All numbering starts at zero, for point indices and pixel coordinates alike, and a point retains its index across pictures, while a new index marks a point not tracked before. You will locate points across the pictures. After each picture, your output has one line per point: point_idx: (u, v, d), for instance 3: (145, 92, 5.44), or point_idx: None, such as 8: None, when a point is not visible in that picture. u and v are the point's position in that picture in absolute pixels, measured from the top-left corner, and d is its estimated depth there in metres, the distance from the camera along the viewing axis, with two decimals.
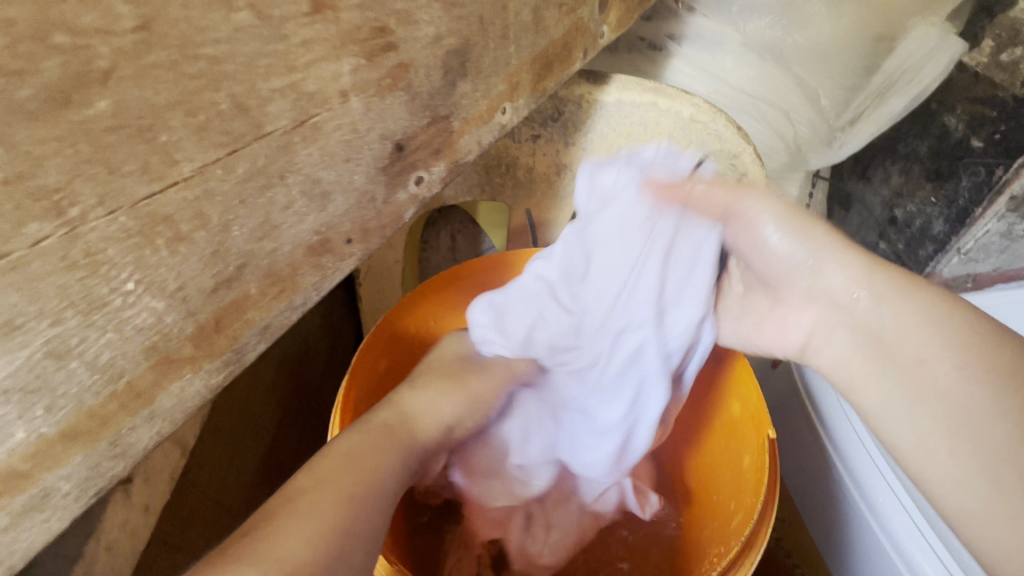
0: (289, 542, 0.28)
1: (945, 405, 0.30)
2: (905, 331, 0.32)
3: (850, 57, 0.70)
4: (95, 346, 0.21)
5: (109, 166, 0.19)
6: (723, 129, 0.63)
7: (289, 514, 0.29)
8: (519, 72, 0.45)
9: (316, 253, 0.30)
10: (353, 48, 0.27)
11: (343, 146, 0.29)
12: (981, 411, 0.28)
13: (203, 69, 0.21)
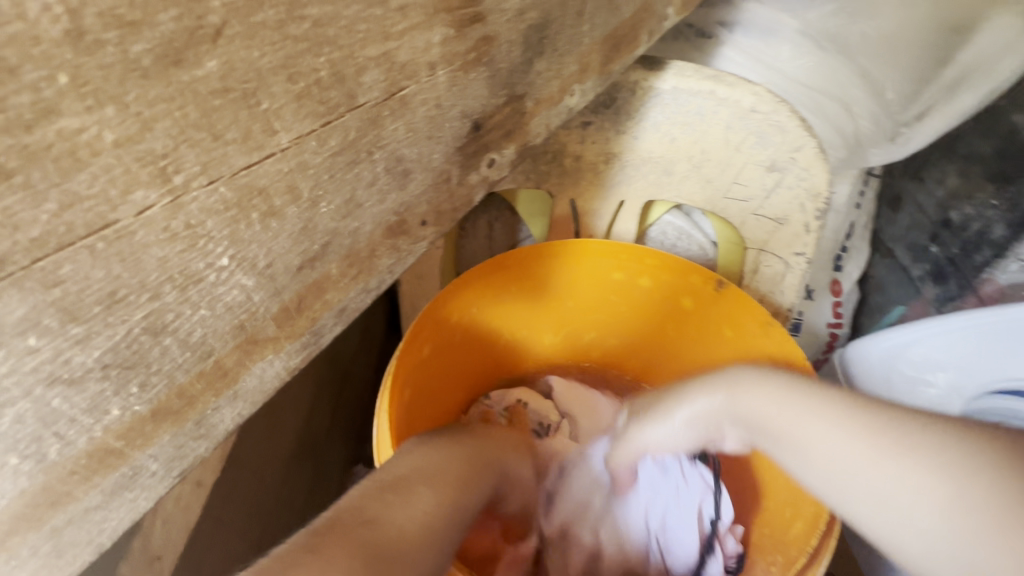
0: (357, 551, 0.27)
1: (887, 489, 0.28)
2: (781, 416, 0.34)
3: (917, 48, 0.74)
4: (189, 323, 0.20)
5: (213, 132, 0.18)
6: (787, 120, 0.61)
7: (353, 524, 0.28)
8: (590, 52, 0.43)
9: (393, 235, 0.29)
10: (444, 18, 0.26)
11: (426, 123, 0.28)
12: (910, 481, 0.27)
13: (307, 32, 0.19)
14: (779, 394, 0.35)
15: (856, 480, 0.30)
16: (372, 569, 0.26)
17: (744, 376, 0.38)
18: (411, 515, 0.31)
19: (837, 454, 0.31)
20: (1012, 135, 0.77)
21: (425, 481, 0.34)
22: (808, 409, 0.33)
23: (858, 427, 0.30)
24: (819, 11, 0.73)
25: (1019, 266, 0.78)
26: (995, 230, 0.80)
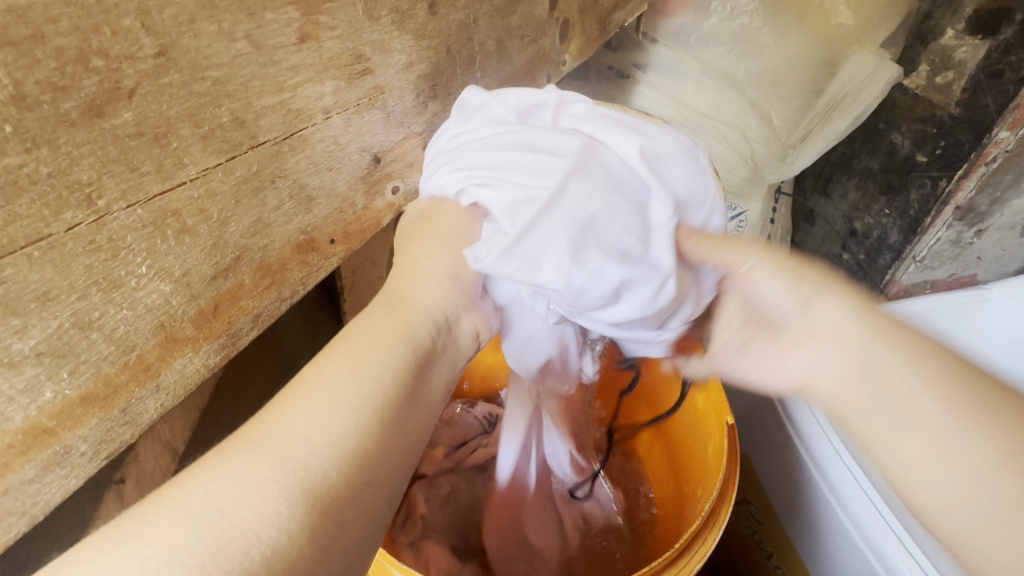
0: (228, 487, 0.20)
1: (863, 402, 0.26)
2: (903, 370, 0.25)
3: (797, 82, 0.85)
4: (112, 320, 0.24)
5: (131, 166, 0.23)
6: None
7: (246, 445, 0.21)
8: (486, 94, 0.50)
9: (303, 251, 0.34)
10: (334, 73, 0.32)
11: (325, 156, 0.33)
12: (932, 419, 0.24)
13: (208, 88, 0.25)
14: (923, 377, 0.25)
15: (916, 450, 0.24)
16: (290, 496, 0.20)
17: (812, 273, 0.29)
18: (322, 430, 0.23)
19: (819, 369, 0.28)
20: (893, 152, 0.91)
21: (341, 371, 0.25)
22: (923, 384, 0.25)
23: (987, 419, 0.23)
24: (713, 53, 0.86)
25: (916, 266, 0.92)
26: (892, 235, 0.93)
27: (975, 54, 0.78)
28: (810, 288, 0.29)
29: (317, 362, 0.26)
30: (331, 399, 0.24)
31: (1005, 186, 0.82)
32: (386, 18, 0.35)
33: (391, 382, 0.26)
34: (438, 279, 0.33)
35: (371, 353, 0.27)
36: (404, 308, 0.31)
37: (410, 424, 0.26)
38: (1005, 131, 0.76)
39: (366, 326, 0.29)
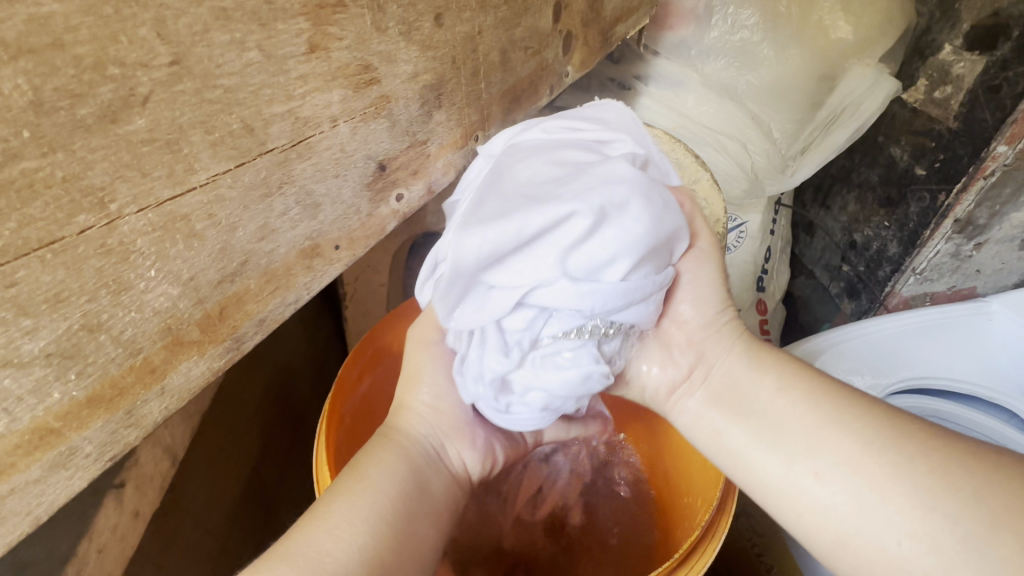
0: None
1: (802, 430, 0.33)
2: (789, 402, 0.35)
3: (799, 95, 0.87)
4: (120, 322, 0.25)
5: (143, 171, 0.23)
6: (682, 157, 0.70)
7: (281, 561, 0.30)
8: (490, 104, 0.51)
9: (308, 256, 0.34)
10: (341, 82, 0.33)
11: (332, 164, 0.34)
12: (852, 453, 0.31)
13: (220, 96, 0.26)
14: (807, 395, 0.34)
15: (800, 449, 0.32)
16: None
17: (774, 376, 0.36)
18: (339, 545, 0.32)
19: (788, 401, 0.35)
20: (892, 164, 0.93)
21: (351, 494, 0.34)
22: (803, 399, 0.34)
23: (852, 426, 0.32)
24: (713, 65, 0.86)
25: (915, 279, 0.92)
26: (890, 247, 0.94)
27: (972, 69, 0.79)
28: (757, 381, 0.37)
29: (343, 481, 0.36)
30: (349, 517, 0.33)
31: (1004, 200, 0.81)
32: (393, 30, 0.36)
33: (391, 498, 0.35)
34: (421, 404, 0.42)
35: (375, 475, 0.36)
36: (397, 434, 0.40)
37: (414, 537, 0.35)
38: (1002, 146, 0.75)
39: (372, 452, 0.38)
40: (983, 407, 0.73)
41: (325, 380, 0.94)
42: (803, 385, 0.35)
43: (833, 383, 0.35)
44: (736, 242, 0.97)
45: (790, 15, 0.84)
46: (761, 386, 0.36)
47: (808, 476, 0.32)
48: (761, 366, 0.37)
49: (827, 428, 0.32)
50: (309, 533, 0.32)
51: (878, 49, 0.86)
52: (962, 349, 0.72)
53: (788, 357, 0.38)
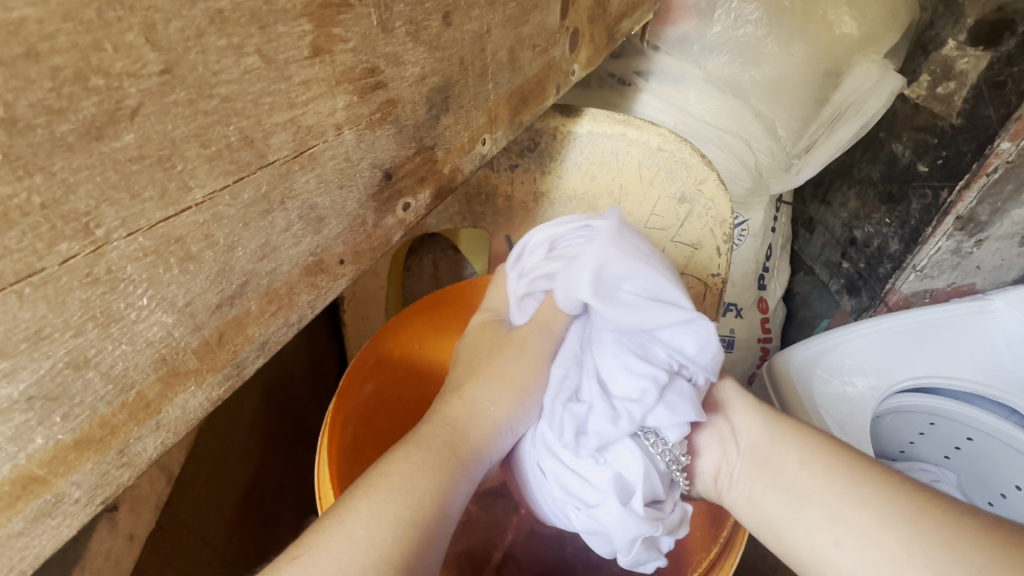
0: None
1: (825, 499, 0.35)
2: (812, 471, 0.37)
3: (803, 92, 0.85)
4: (110, 357, 0.22)
5: (132, 192, 0.21)
6: (689, 157, 0.68)
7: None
8: (497, 106, 0.49)
9: (311, 273, 0.32)
10: (346, 87, 0.30)
11: (337, 174, 0.32)
12: (871, 522, 0.33)
13: (216, 107, 0.23)
14: (829, 464, 0.37)
15: (823, 521, 0.34)
16: None
17: (796, 445, 0.39)
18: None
19: (812, 471, 0.37)
20: (894, 161, 0.91)
21: (377, 509, 0.33)
22: (823, 466, 0.37)
23: (869, 498, 0.34)
24: (716, 61, 0.84)
25: (916, 276, 0.91)
26: (891, 244, 0.93)
27: (976, 65, 0.78)
28: (778, 452, 0.39)
29: (377, 482, 0.34)
30: (372, 536, 0.31)
31: (1005, 197, 0.81)
32: (401, 30, 0.33)
33: (419, 520, 0.33)
34: (481, 413, 0.42)
35: (424, 456, 0.37)
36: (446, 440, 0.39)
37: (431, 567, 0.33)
38: (1006, 142, 0.74)
39: (413, 457, 0.37)
40: (981, 403, 0.72)
41: (325, 385, 0.92)
42: (823, 458, 0.37)
43: (847, 451, 0.38)
44: (739, 239, 0.96)
45: (795, 10, 0.82)
46: (782, 453, 0.39)
47: (831, 541, 0.34)
48: (785, 437, 0.40)
49: (847, 496, 0.34)
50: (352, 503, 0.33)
51: (884, 45, 0.84)
52: (963, 348, 0.71)
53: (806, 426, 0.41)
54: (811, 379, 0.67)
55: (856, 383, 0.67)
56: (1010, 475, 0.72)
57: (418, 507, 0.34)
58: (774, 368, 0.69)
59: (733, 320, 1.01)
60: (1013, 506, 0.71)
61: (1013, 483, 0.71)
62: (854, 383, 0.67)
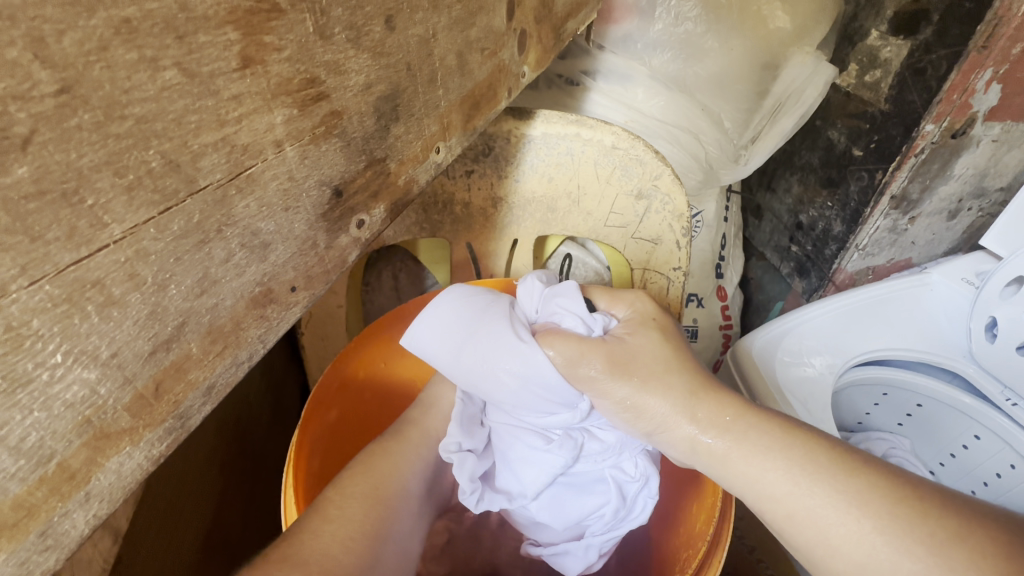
0: None
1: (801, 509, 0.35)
2: (776, 479, 0.36)
3: (744, 85, 0.88)
4: (19, 428, 0.19)
5: (29, 234, 0.18)
6: (643, 154, 0.67)
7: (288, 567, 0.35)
8: (449, 112, 0.47)
9: (259, 304, 0.30)
10: (284, 100, 0.28)
11: (280, 195, 0.29)
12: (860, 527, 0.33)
13: (130, 129, 0.20)
14: (788, 471, 0.36)
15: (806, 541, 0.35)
16: None
17: (751, 442, 0.38)
18: (335, 540, 0.38)
19: (784, 481, 0.36)
20: (831, 147, 0.95)
21: (355, 489, 0.42)
22: (800, 484, 0.35)
23: (838, 492, 0.35)
24: (660, 58, 0.85)
25: (859, 254, 0.95)
26: (835, 226, 0.97)
27: (898, 53, 0.82)
28: (736, 468, 0.38)
29: (366, 465, 0.45)
30: (354, 513, 0.40)
31: (932, 176, 0.86)
32: (340, 37, 0.31)
33: (390, 498, 0.43)
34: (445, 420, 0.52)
35: (356, 505, 0.41)
36: (414, 440, 0.49)
37: (403, 543, 0.43)
38: (931, 124, 0.78)
39: (390, 456, 0.47)
40: (929, 371, 0.75)
41: (287, 411, 0.88)
42: (783, 454, 0.37)
43: (805, 444, 0.37)
44: (696, 230, 0.98)
45: (731, 6, 0.83)
46: (757, 492, 0.37)
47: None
48: (745, 445, 0.38)
49: (824, 520, 0.34)
50: (325, 518, 0.39)
51: (814, 37, 0.88)
52: (909, 321, 0.74)
53: (793, 428, 0.39)
54: (772, 363, 0.68)
55: (814, 364, 0.69)
56: (956, 434, 0.76)
57: (388, 491, 0.44)
58: (737, 355, 0.71)
59: (695, 310, 1.03)
60: (963, 464, 0.76)
61: (960, 442, 0.76)
62: (812, 365, 0.69)
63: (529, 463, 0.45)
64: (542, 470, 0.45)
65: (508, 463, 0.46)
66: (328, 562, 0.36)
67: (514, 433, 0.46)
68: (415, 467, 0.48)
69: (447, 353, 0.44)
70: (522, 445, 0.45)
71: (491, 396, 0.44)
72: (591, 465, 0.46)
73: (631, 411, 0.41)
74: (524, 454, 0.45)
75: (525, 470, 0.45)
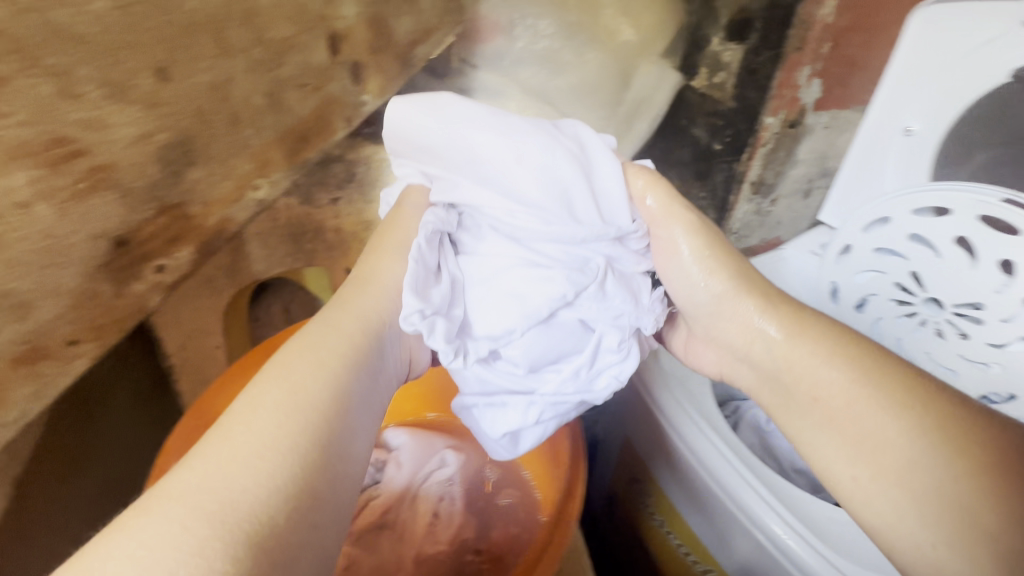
0: (150, 531, 0.37)
1: (867, 421, 0.51)
2: (838, 397, 0.53)
3: (599, 93, 0.94)
4: None
5: None
6: None
7: (168, 503, 0.39)
8: (265, 149, 0.57)
9: (26, 360, 0.47)
10: (26, 162, 0.41)
11: (40, 251, 0.44)
12: (910, 440, 0.49)
13: None
14: (847, 381, 0.53)
15: (840, 447, 0.52)
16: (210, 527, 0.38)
17: (809, 350, 0.56)
18: (241, 479, 0.40)
19: (843, 397, 0.53)
20: (698, 143, 0.98)
21: (273, 399, 0.46)
22: (857, 399, 0.52)
23: (879, 406, 0.51)
24: (525, 73, 0.92)
25: (734, 235, 1.08)
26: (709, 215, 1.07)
27: (736, 56, 0.87)
28: (798, 370, 0.56)
29: (279, 364, 0.50)
30: (273, 442, 0.43)
31: (781, 162, 0.97)
32: (94, 95, 0.42)
33: (319, 408, 0.47)
34: (384, 305, 0.59)
35: (262, 419, 0.45)
36: (348, 326, 0.56)
37: (339, 452, 0.46)
38: (769, 117, 0.90)
39: (308, 350, 0.52)
40: None
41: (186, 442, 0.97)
42: (857, 371, 0.53)
43: (890, 366, 0.53)
44: None
45: (581, 22, 0.91)
46: (804, 385, 0.55)
47: (842, 467, 0.52)
48: (792, 346, 0.56)
49: (888, 424, 0.50)
50: (227, 432, 0.44)
51: (659, 45, 0.94)
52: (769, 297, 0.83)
53: (858, 341, 0.55)
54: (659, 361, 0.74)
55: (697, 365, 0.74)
56: None
57: (324, 397, 0.48)
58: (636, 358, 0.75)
59: None
60: None
61: None
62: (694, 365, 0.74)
63: (537, 291, 0.54)
64: (550, 296, 0.53)
65: (490, 299, 0.55)
66: (230, 496, 0.39)
67: (531, 253, 0.55)
68: (353, 364, 0.52)
69: (516, 181, 0.54)
70: (523, 275, 0.55)
71: (522, 216, 0.54)
72: (590, 303, 0.55)
73: (683, 270, 0.59)
74: (522, 284, 0.55)
75: (500, 308, 0.54)
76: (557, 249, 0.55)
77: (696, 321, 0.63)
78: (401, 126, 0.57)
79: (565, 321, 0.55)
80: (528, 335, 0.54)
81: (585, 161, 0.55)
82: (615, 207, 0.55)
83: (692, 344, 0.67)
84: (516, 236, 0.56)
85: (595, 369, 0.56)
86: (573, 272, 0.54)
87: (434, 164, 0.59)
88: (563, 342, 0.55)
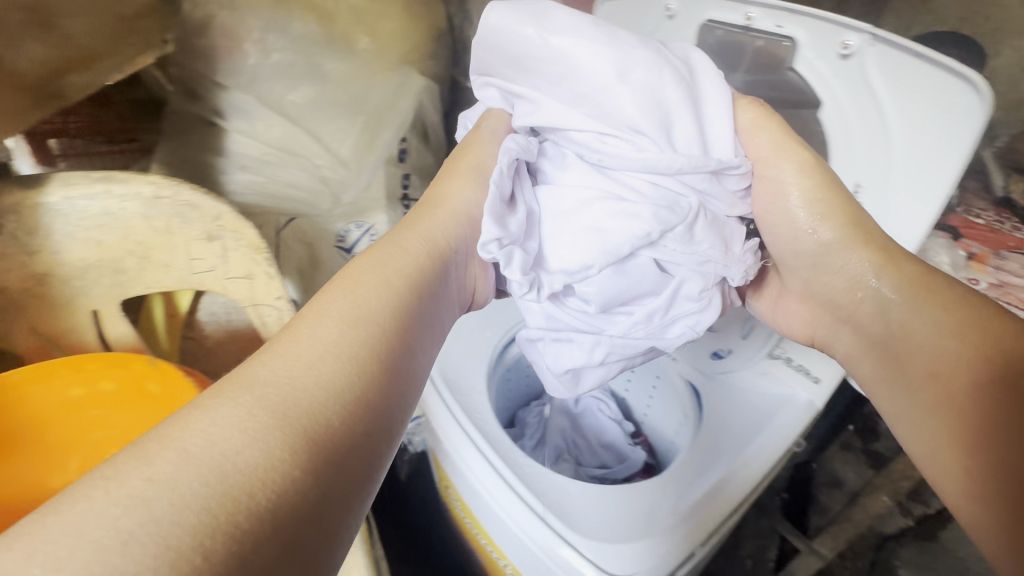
0: (226, 420, 0.38)
1: (925, 369, 0.60)
2: (921, 345, 0.60)
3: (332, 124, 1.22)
4: None
5: None
6: (191, 198, 0.79)
7: (242, 394, 0.41)
8: None
9: None
10: None
11: None
12: (954, 385, 0.56)
13: None
14: (926, 334, 0.60)
15: (909, 392, 0.61)
16: (291, 421, 0.40)
17: (908, 307, 0.63)
18: (309, 372, 0.44)
19: (920, 348, 0.60)
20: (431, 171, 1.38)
21: (344, 298, 0.54)
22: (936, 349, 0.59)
23: (949, 363, 0.57)
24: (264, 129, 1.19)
25: None
26: None
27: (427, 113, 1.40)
28: (898, 319, 0.64)
29: (345, 282, 0.57)
30: (329, 341, 0.48)
31: None
32: None
33: (389, 314, 0.55)
34: (452, 228, 0.74)
35: (335, 324, 0.50)
36: (424, 242, 0.69)
37: (411, 366, 0.54)
38: None
39: (383, 264, 0.62)
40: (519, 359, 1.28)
41: None
42: (922, 326, 0.61)
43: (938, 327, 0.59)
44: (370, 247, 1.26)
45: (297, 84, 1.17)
46: (914, 364, 0.61)
47: (912, 409, 0.61)
48: (899, 298, 0.64)
49: (937, 377, 0.58)
50: (308, 322, 0.50)
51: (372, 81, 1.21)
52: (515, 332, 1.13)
53: (932, 299, 0.61)
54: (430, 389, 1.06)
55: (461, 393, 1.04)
56: None
57: (389, 304, 0.56)
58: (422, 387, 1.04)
59: None
60: None
61: None
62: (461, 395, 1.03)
63: (603, 237, 0.64)
64: (625, 242, 0.64)
65: (562, 241, 0.67)
66: (281, 391, 0.42)
67: (583, 209, 0.67)
68: (436, 271, 0.67)
69: (563, 122, 0.71)
70: (604, 214, 0.66)
71: (612, 152, 0.68)
72: (632, 241, 0.64)
73: (729, 202, 0.70)
74: (596, 224, 0.66)
75: (573, 250, 0.65)
76: (652, 180, 0.67)
77: (802, 265, 0.74)
78: (511, 32, 0.70)
79: (640, 258, 0.67)
80: (589, 278, 0.66)
81: (688, 81, 0.69)
82: (719, 144, 0.69)
83: (776, 300, 0.83)
84: (605, 171, 0.69)
85: (671, 315, 0.69)
86: (633, 229, 0.64)
87: (522, 86, 0.74)
88: (627, 275, 0.67)
